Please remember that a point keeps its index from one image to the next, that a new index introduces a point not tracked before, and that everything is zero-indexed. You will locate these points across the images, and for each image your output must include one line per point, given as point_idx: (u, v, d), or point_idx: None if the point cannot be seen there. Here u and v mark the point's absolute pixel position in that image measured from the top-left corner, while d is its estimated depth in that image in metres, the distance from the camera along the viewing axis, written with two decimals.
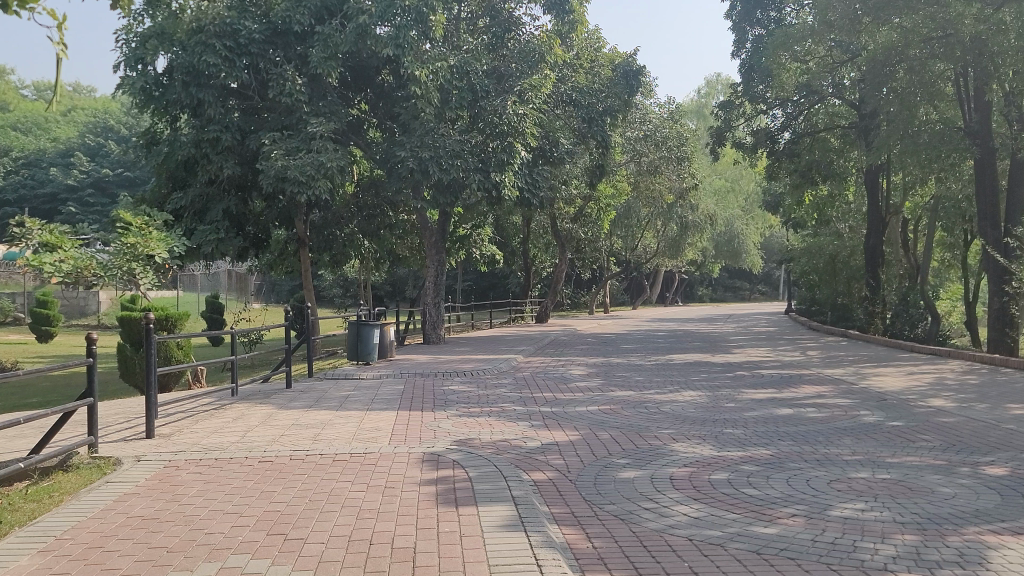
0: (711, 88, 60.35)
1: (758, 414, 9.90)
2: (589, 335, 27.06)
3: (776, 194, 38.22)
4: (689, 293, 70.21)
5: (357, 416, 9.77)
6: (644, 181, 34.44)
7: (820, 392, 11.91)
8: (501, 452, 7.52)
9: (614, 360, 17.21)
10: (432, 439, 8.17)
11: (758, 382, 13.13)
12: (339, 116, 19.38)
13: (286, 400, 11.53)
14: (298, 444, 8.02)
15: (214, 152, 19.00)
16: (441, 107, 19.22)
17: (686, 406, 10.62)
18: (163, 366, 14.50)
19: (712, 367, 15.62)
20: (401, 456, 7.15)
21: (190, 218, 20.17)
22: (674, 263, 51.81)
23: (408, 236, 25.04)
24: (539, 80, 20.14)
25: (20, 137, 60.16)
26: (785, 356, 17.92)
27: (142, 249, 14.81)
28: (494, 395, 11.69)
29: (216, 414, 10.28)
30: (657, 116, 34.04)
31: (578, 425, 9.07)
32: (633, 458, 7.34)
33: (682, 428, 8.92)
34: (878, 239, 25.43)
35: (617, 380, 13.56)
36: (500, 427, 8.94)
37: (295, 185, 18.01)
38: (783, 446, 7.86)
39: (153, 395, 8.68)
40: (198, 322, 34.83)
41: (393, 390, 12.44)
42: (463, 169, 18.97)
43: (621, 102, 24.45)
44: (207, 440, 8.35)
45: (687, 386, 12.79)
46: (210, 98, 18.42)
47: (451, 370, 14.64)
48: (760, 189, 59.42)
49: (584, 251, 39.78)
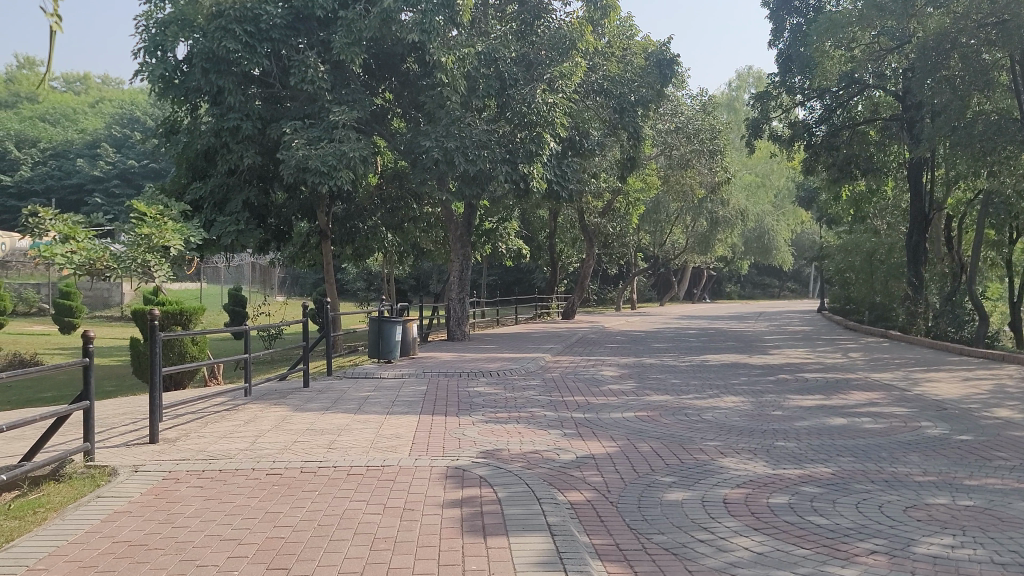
0: (741, 81, 59.38)
1: (810, 425, 9.12)
2: (617, 333, 26.30)
3: (811, 190, 37.22)
4: (717, 289, 69.23)
5: (376, 421, 9.10)
6: (674, 175, 33.67)
7: (872, 399, 11.10)
8: (531, 467, 6.82)
9: (647, 360, 16.47)
10: (456, 450, 7.50)
11: (802, 387, 12.34)
12: (363, 105, 18.77)
13: (303, 400, 10.90)
14: (312, 453, 7.37)
15: (234, 141, 18.44)
16: (467, 96, 18.56)
17: (729, 413, 9.86)
18: (177, 362, 13.92)
19: (751, 369, 14.82)
20: (423, 471, 6.46)
21: (209, 208, 19.69)
22: (702, 260, 50.98)
23: (433, 230, 24.41)
24: (570, 67, 19.37)
25: (46, 127, 60.23)
26: (826, 358, 17.09)
27: (156, 241, 14.39)
28: (522, 398, 10.99)
29: (227, 416, 9.66)
30: (689, 109, 33.11)
31: (615, 435, 8.35)
32: (679, 475, 6.62)
33: (729, 440, 8.16)
34: (920, 235, 24.50)
35: (652, 382, 12.81)
36: (530, 436, 8.23)
37: (316, 176, 17.43)
38: (844, 463, 7.10)
39: (158, 398, 8.07)
40: (222, 315, 34.51)
41: (416, 390, 11.79)
42: (490, 160, 18.24)
43: (654, 93, 23.78)
44: (213, 447, 7.72)
45: (727, 390, 12.01)
46: (230, 85, 17.80)
47: (477, 369, 13.96)
48: (792, 184, 58.40)
49: (612, 246, 39.06)
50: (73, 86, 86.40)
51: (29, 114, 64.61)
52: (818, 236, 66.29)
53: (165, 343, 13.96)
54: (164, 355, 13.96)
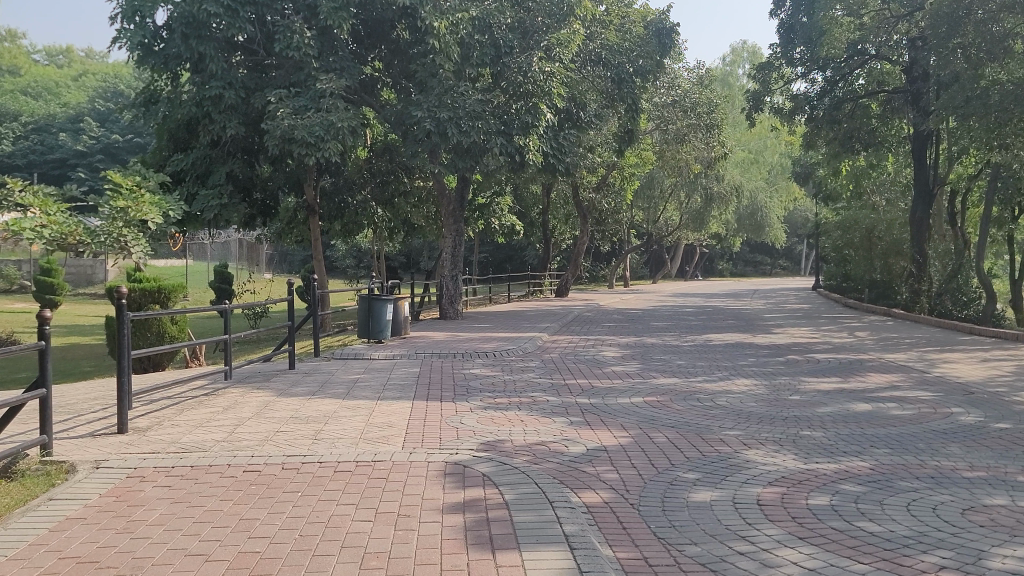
0: (736, 55, 58.60)
1: (833, 411, 8.48)
2: (613, 311, 25.65)
3: (809, 166, 36.56)
4: (709, 266, 68.68)
5: (366, 408, 8.41)
6: (670, 150, 32.94)
7: (892, 382, 10.47)
8: (537, 462, 6.15)
9: (647, 339, 15.83)
10: (454, 441, 6.83)
11: (815, 369, 11.70)
12: (352, 73, 17.95)
13: (288, 384, 10.18)
14: (294, 446, 6.67)
15: (216, 110, 17.56)
16: (460, 64, 17.79)
17: (744, 398, 9.21)
18: (156, 343, 13.19)
19: (759, 350, 14.16)
20: (418, 468, 5.79)
21: (192, 181, 18.83)
22: (695, 237, 50.38)
23: (425, 206, 23.68)
24: (567, 34, 18.58)
25: (28, 101, 58.88)
26: (833, 338, 16.47)
27: (133, 215, 13.81)
28: (522, 382, 10.31)
29: (206, 402, 8.95)
30: (686, 82, 32.26)
31: (627, 423, 7.69)
32: (702, 471, 5.97)
33: (750, 429, 7.50)
34: (925, 211, 23.91)
35: (657, 364, 12.15)
36: (534, 425, 7.56)
37: (302, 147, 16.64)
38: (882, 457, 6.46)
39: (125, 385, 7.36)
40: (208, 294, 33.73)
41: (408, 373, 11.09)
42: (485, 132, 17.43)
43: (653, 63, 22.99)
44: (186, 439, 7.02)
45: (738, 373, 11.35)
46: (211, 51, 16.90)
47: (471, 350, 13.27)
48: (786, 160, 57.68)
49: (606, 222, 38.33)
50: (54, 59, 84.72)
51: (10, 88, 63.26)
52: (810, 214, 65.79)
53: (143, 323, 13.20)
54: (141, 335, 13.20)
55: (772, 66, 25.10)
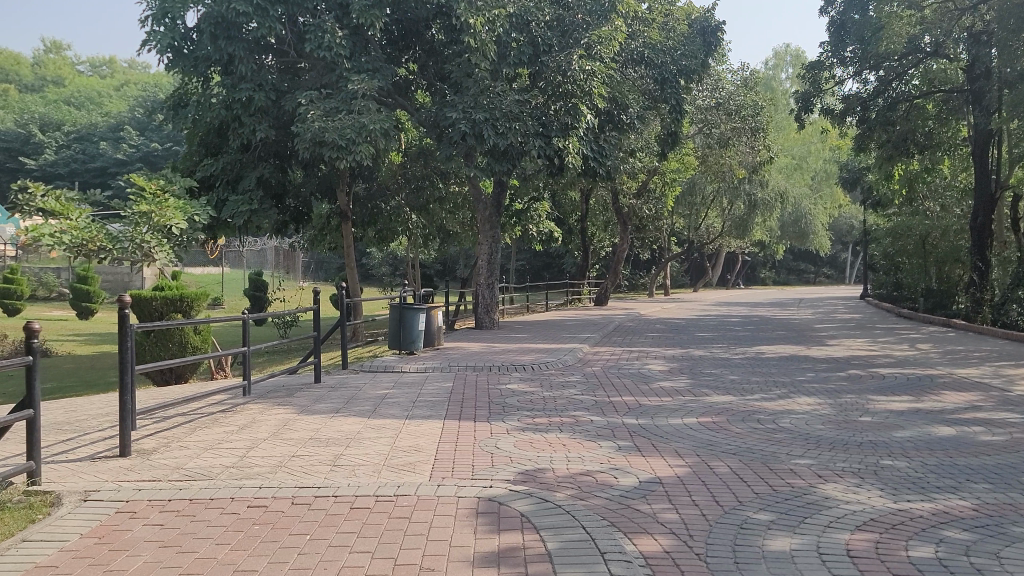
0: (779, 59, 57.40)
1: (913, 435, 7.57)
2: (656, 321, 24.75)
3: (859, 171, 35.33)
4: (750, 275, 67.28)
5: (392, 429, 7.66)
6: (713, 154, 31.97)
7: (973, 402, 9.50)
8: (583, 497, 5.36)
9: (695, 351, 14.94)
10: (488, 470, 6.06)
11: (882, 386, 10.73)
12: (384, 73, 17.30)
13: (312, 400, 9.49)
14: (308, 475, 5.94)
15: (245, 114, 16.97)
16: (497, 63, 17.07)
17: (809, 420, 8.33)
18: (180, 354, 12.65)
19: (817, 364, 13.19)
20: (446, 506, 5.02)
21: (223, 187, 18.30)
22: (737, 244, 49.30)
23: (460, 212, 22.96)
24: (608, 31, 17.70)
25: (70, 110, 59.36)
26: (893, 351, 15.43)
27: (156, 220, 12.91)
28: (562, 399, 9.51)
29: (221, 420, 8.29)
30: (731, 83, 31.22)
31: (682, 449, 6.85)
32: (777, 511, 5.12)
33: (823, 457, 6.63)
34: (986, 216, 22.78)
35: (707, 380, 11.28)
36: (578, 450, 6.77)
37: (334, 150, 16.00)
38: (984, 494, 5.55)
39: (127, 403, 6.71)
40: (243, 301, 33.41)
41: (440, 388, 10.35)
42: (522, 134, 16.68)
43: (698, 63, 22.11)
44: (192, 465, 6.32)
45: (798, 390, 10.42)
46: (240, 52, 16.37)
47: (508, 362, 12.49)
48: (832, 166, 56.22)
49: (646, 228, 37.41)
50: (98, 70, 85.76)
51: (53, 98, 63.93)
52: (856, 220, 64.24)
53: (164, 333, 12.66)
54: (163, 346, 12.64)
55: (822, 66, 24.01)
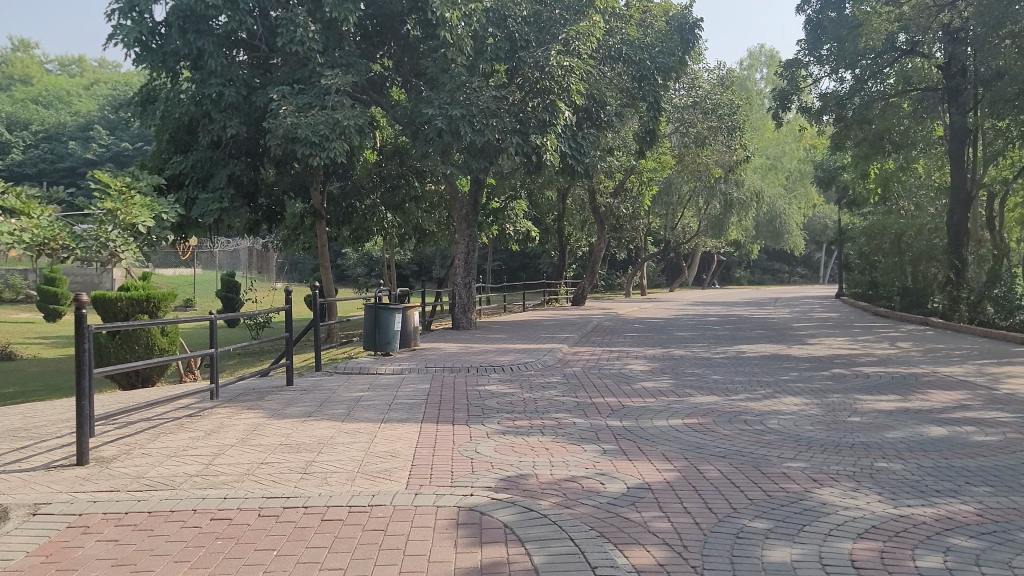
0: (753, 59, 57.55)
1: (906, 436, 7.34)
2: (635, 321, 24.57)
3: (835, 170, 35.38)
4: (726, 275, 67.47)
5: (367, 433, 7.32)
6: (690, 154, 31.86)
7: (962, 401, 9.32)
8: (569, 505, 5.06)
9: (676, 351, 14.71)
10: (468, 477, 5.75)
11: (868, 385, 10.54)
12: (359, 69, 16.92)
13: (283, 403, 9.14)
14: (277, 484, 5.61)
15: (215, 109, 16.53)
16: (474, 59, 16.77)
17: (797, 420, 8.10)
18: (146, 357, 12.25)
19: (799, 363, 13.00)
20: (424, 517, 4.70)
21: (193, 184, 17.80)
22: (712, 244, 49.32)
23: (436, 210, 22.64)
24: (586, 27, 17.47)
25: (39, 109, 58.28)
26: (875, 349, 15.29)
27: (123, 219, 12.35)
28: (543, 400, 9.21)
29: (187, 425, 7.94)
30: (707, 82, 31.10)
31: (669, 453, 6.58)
32: (774, 519, 4.84)
33: (816, 460, 6.39)
34: (962, 215, 22.78)
35: (690, 379, 11.05)
36: (562, 455, 6.47)
37: (306, 147, 15.60)
38: (986, 498, 5.32)
39: (84, 410, 6.33)
40: (216, 302, 32.87)
41: (416, 390, 10.02)
42: (500, 130, 16.36)
43: (675, 60, 21.90)
44: (153, 474, 5.98)
45: (783, 389, 10.20)
46: (210, 46, 15.93)
47: (486, 363, 12.19)
48: (807, 166, 56.47)
49: (623, 228, 37.24)
50: (68, 69, 84.43)
51: (21, 96, 62.70)
52: (830, 220, 64.61)
53: (129, 335, 12.26)
54: (129, 349, 12.23)
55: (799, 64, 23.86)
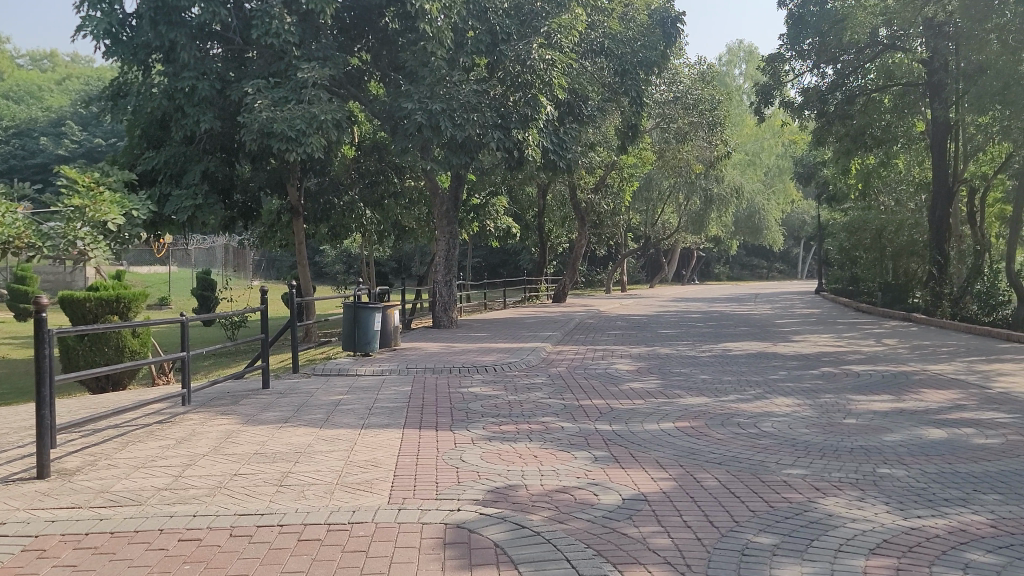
0: (732, 55, 57.54)
1: (905, 439, 7.11)
2: (617, 318, 24.33)
3: (815, 166, 35.34)
4: (705, 271, 67.45)
5: (346, 441, 6.99)
6: (671, 150, 31.65)
7: (956, 401, 9.12)
8: (562, 520, 4.77)
9: (661, 349, 14.45)
10: (454, 489, 5.44)
11: (859, 384, 10.32)
12: (336, 62, 16.51)
13: (259, 408, 8.78)
14: (251, 499, 5.27)
15: (189, 103, 16.05)
16: (454, 52, 16.41)
17: (792, 423, 7.84)
18: (116, 360, 11.82)
19: (787, 361, 12.78)
20: (409, 536, 4.39)
21: (166, 181, 17.31)
22: (692, 240, 49.24)
23: (416, 207, 22.29)
24: (568, 20, 17.19)
25: (8, 105, 57.09)
26: (862, 347, 15.12)
27: (89, 215, 11.71)
28: (529, 403, 8.91)
29: (158, 433, 7.57)
30: (688, 77, 30.86)
31: (664, 459, 6.31)
32: (779, 533, 4.58)
33: (817, 467, 6.13)
34: (945, 210, 22.70)
35: (678, 379, 10.79)
36: (552, 463, 6.18)
37: (283, 142, 15.18)
38: (998, 508, 5.08)
39: (44, 419, 5.96)
40: (191, 301, 32.30)
41: (397, 392, 9.70)
42: (480, 125, 16.02)
43: (658, 54, 21.65)
44: (118, 488, 5.63)
45: (774, 389, 9.96)
46: (182, 38, 15.47)
47: (469, 363, 11.86)
48: (786, 162, 56.51)
49: (603, 224, 36.99)
50: (40, 64, 83.09)
51: None
52: (808, 216, 64.79)
53: (98, 337, 11.85)
54: (98, 351, 11.83)
55: (781, 59, 23.54)
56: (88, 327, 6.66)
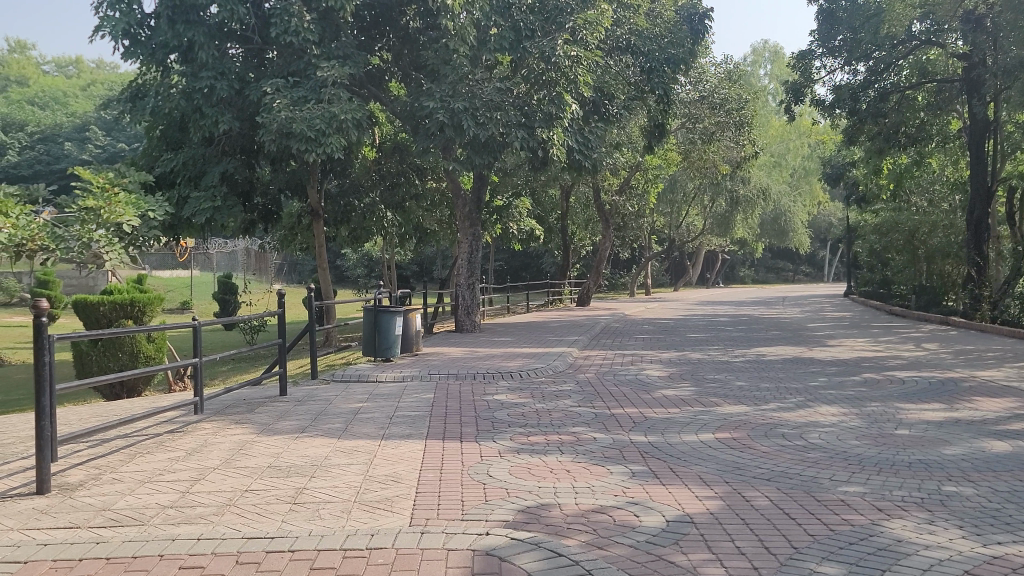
0: (757, 55, 56.85)
1: (967, 453, 6.56)
2: (644, 322, 23.78)
3: (845, 166, 34.60)
4: (730, 274, 66.62)
5: (365, 453, 6.57)
6: (697, 150, 31.08)
7: (1013, 409, 8.56)
8: (601, 546, 4.30)
9: (692, 355, 13.92)
10: (482, 508, 4.99)
11: (907, 392, 9.75)
12: (356, 61, 16.13)
13: (276, 416, 8.38)
14: (261, 519, 4.85)
15: (206, 104, 15.72)
16: (477, 49, 16.00)
17: (841, 434, 7.33)
18: (130, 366, 11.51)
19: (826, 367, 12.22)
20: (433, 565, 3.95)
21: (184, 183, 16.97)
22: (717, 242, 48.57)
23: (438, 209, 21.91)
24: (595, 15, 16.75)
25: (34, 110, 57.27)
26: (902, 351, 14.51)
27: (104, 217, 11.34)
28: (558, 412, 8.44)
29: (168, 443, 7.19)
30: (715, 77, 30.24)
31: (707, 475, 5.83)
32: (844, 562, 4.10)
33: (876, 484, 5.63)
34: (983, 210, 21.95)
35: (713, 386, 10.29)
36: (587, 479, 5.71)
37: (302, 142, 14.79)
38: None
39: (45, 431, 5.59)
40: (213, 305, 32.08)
41: (419, 400, 9.27)
42: (504, 124, 15.58)
43: (686, 52, 21.16)
44: (121, 506, 5.24)
45: (816, 397, 9.43)
46: (200, 38, 15.16)
47: (493, 369, 11.40)
48: (812, 163, 55.72)
49: (628, 226, 36.44)
50: (65, 70, 83.85)
51: (17, 97, 61.61)
52: (835, 218, 63.88)
53: (113, 342, 11.55)
54: (112, 356, 11.52)
55: (811, 56, 22.99)
56: (99, 331, 6.33)
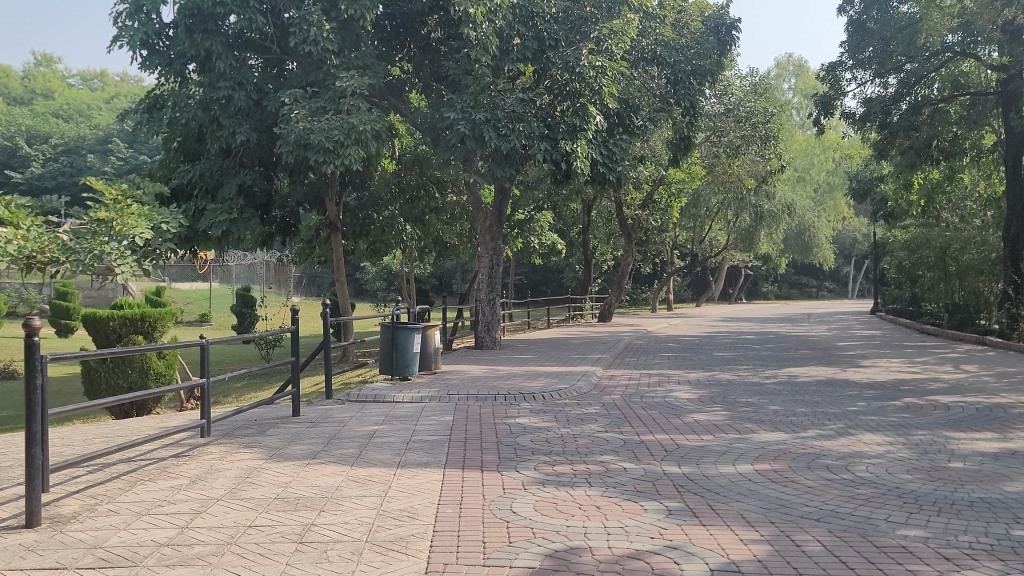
0: (782, 68, 56.17)
1: None
2: (668, 339, 23.19)
3: (873, 180, 33.89)
4: (753, 289, 65.76)
5: (379, 484, 6.12)
6: (721, 164, 30.53)
7: None
8: None
9: (721, 375, 13.37)
10: (505, 552, 4.53)
11: (954, 419, 9.18)
12: (376, 71, 15.78)
13: (287, 440, 7.95)
14: (263, 561, 4.41)
15: (224, 115, 15.42)
16: (499, 59, 15.64)
17: (892, 467, 6.79)
18: (139, 383, 11.18)
19: (864, 389, 11.64)
20: None
21: (201, 195, 16.65)
22: (740, 258, 47.87)
23: (459, 223, 21.53)
24: (620, 24, 16.37)
25: (58, 123, 57.41)
26: (942, 373, 13.89)
27: (116, 229, 10.72)
28: (585, 438, 7.96)
29: (172, 469, 6.77)
30: (740, 89, 29.65)
31: (750, 514, 5.34)
32: None
33: (938, 526, 5.12)
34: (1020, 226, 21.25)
35: (748, 410, 9.76)
36: (619, 517, 5.24)
37: (320, 154, 14.45)
38: None
39: (35, 458, 5.20)
40: (230, 318, 31.75)
41: (437, 423, 8.81)
42: (526, 136, 15.22)
43: (713, 63, 20.68)
44: (113, 542, 4.82)
45: (857, 424, 8.89)
46: (218, 47, 14.89)
47: (514, 390, 10.93)
48: (838, 178, 54.97)
49: (650, 241, 35.86)
50: (90, 83, 84.44)
51: (42, 110, 61.86)
52: (860, 233, 62.98)
53: (123, 358, 11.22)
54: (122, 373, 11.20)
55: (841, 67, 22.41)
56: (100, 350, 5.91)
